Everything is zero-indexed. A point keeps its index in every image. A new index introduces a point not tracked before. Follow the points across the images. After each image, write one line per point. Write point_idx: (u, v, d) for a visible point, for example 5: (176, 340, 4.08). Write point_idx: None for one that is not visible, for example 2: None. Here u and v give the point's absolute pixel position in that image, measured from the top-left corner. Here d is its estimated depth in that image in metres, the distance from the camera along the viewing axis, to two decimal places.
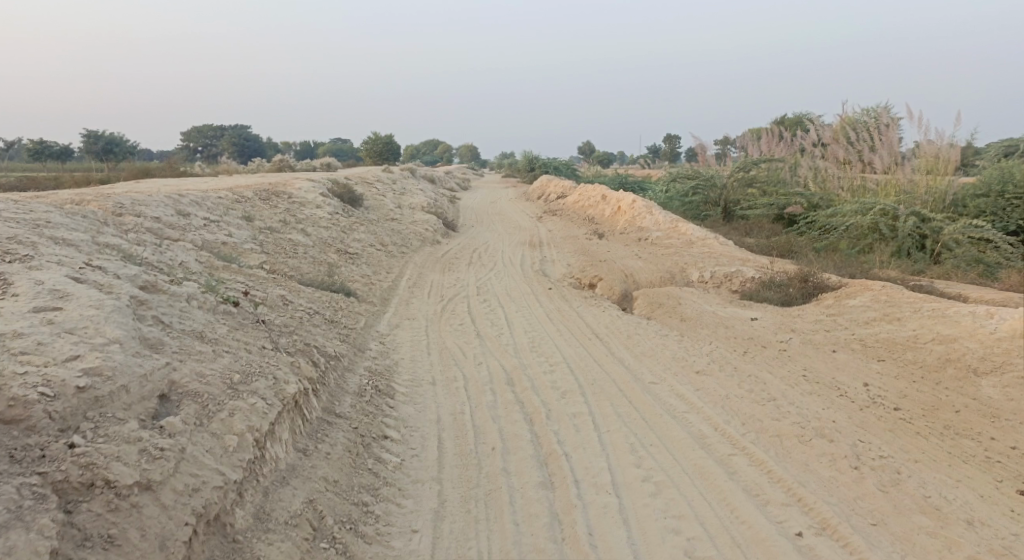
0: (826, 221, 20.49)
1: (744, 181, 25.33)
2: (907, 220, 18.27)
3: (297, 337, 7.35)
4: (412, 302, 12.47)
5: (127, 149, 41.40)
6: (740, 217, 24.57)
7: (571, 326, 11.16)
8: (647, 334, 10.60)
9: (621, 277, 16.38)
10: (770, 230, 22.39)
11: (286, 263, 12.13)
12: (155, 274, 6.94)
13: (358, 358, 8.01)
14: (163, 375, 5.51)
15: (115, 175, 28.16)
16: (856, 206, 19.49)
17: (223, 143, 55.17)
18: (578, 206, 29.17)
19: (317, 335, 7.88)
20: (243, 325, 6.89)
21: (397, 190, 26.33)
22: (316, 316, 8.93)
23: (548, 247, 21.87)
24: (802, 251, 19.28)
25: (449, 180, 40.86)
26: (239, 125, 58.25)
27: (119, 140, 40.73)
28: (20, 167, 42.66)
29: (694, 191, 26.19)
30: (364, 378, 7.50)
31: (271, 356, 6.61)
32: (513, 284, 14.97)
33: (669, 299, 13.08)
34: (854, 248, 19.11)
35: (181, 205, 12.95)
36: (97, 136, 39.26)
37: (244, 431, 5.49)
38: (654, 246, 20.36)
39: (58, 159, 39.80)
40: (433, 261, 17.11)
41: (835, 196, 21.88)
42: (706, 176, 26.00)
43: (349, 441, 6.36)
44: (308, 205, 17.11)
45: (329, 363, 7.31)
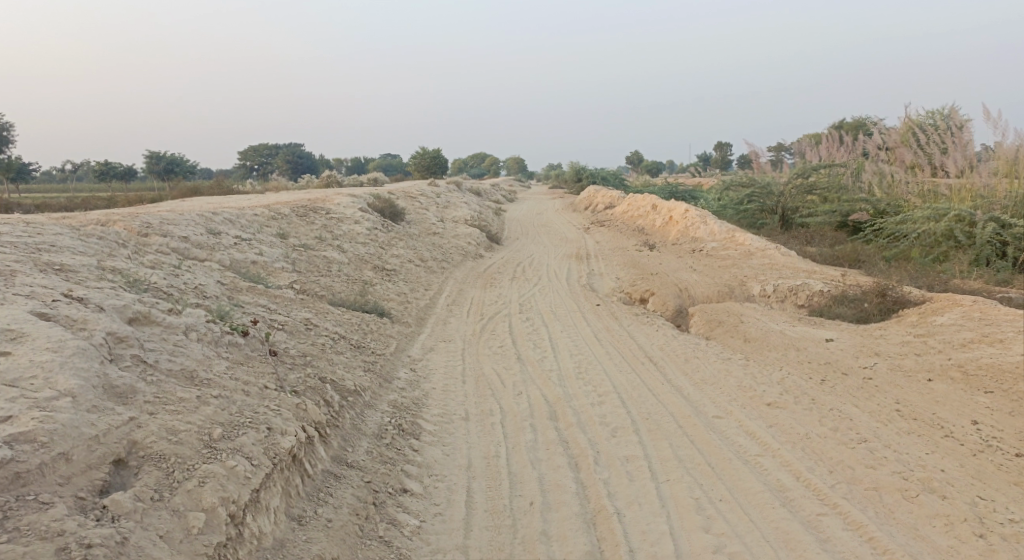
0: (895, 228, 19.04)
1: (803, 188, 23.59)
2: (986, 226, 16.93)
3: (311, 371, 6.58)
4: (453, 323, 11.68)
5: (186, 167, 41.67)
6: (799, 225, 23.17)
7: (622, 348, 10.19)
8: (708, 358, 9.60)
9: (675, 291, 15.35)
10: (833, 238, 21.01)
11: (319, 282, 11.42)
12: (151, 302, 6.27)
13: (383, 391, 7.18)
14: (120, 435, 4.90)
15: (163, 193, 27.97)
16: (928, 212, 18.19)
17: (277, 160, 55.48)
18: (628, 217, 28.07)
19: (337, 365, 7.09)
20: (245, 361, 6.16)
21: (441, 204, 25.61)
22: (341, 341, 8.15)
23: (597, 259, 20.91)
24: (870, 260, 17.97)
25: (497, 193, 40.12)
26: (292, 143, 58.72)
27: (180, 159, 41.11)
28: (79, 186, 43.19)
29: (749, 199, 24.78)
30: (386, 415, 6.68)
31: (273, 399, 5.86)
32: (560, 301, 14.09)
33: (728, 317, 12.04)
34: (927, 256, 17.64)
35: (211, 222, 12.34)
36: (159, 156, 39.76)
37: (215, 505, 4.75)
38: (710, 258, 19.25)
39: (122, 179, 40.27)
40: (475, 278, 16.28)
41: (903, 201, 20.64)
42: (763, 183, 24.35)
43: (357, 501, 5.54)
44: (347, 221, 16.49)
45: (345, 400, 6.51)
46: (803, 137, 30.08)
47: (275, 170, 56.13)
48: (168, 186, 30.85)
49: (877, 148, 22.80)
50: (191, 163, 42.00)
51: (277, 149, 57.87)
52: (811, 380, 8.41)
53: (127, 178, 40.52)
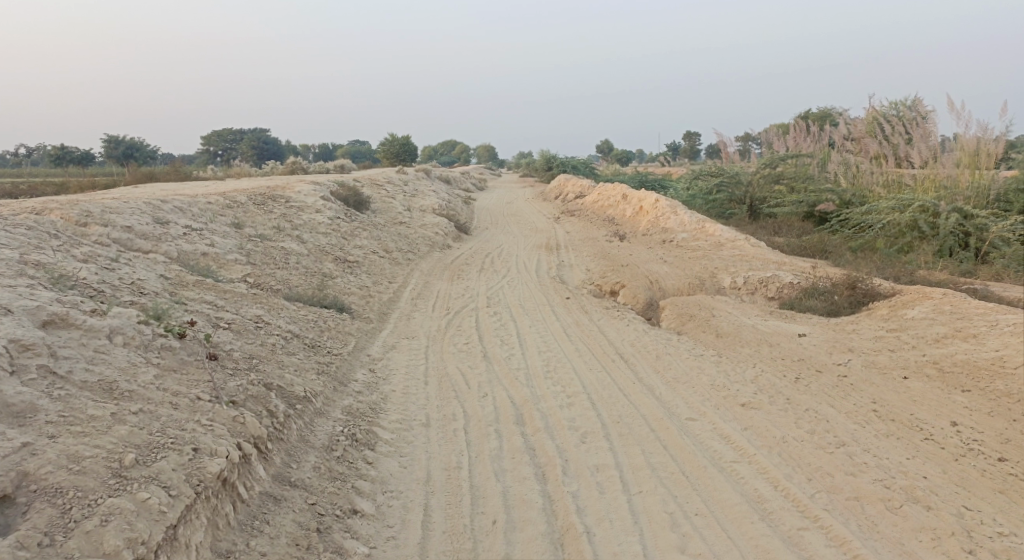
0: (861, 218, 18.89)
1: (771, 177, 23.60)
2: (949, 217, 16.80)
3: (256, 376, 6.12)
4: (415, 317, 11.21)
5: (148, 153, 40.63)
6: (767, 216, 22.98)
7: (591, 345, 9.80)
8: (680, 355, 9.23)
9: (645, 284, 15.04)
10: (801, 229, 20.83)
11: (274, 275, 10.90)
12: (73, 302, 5.83)
13: (338, 396, 6.73)
14: (9, 466, 4.50)
15: (123, 179, 27.16)
16: (893, 202, 17.98)
17: (243, 147, 54.41)
18: (598, 206, 27.74)
19: (287, 368, 6.64)
20: (178, 369, 5.71)
21: (407, 192, 25.07)
22: (294, 340, 7.65)
23: (566, 250, 20.53)
24: (837, 251, 17.79)
25: (466, 181, 39.61)
26: (259, 130, 57.59)
27: (139, 145, 39.93)
28: (38, 172, 41.97)
29: (717, 188, 24.54)
30: (338, 425, 6.24)
31: (207, 412, 5.42)
32: (527, 294, 13.67)
33: (700, 310, 11.71)
34: (891, 247, 17.52)
35: (160, 212, 11.76)
36: (117, 141, 38.58)
37: (119, 548, 4.33)
38: (680, 248, 18.98)
39: (81, 165, 39.01)
40: (441, 269, 15.80)
41: (869, 192, 20.51)
42: (731, 172, 24.39)
43: (298, 528, 5.11)
44: (307, 210, 15.91)
45: (294, 410, 6.07)
46: (772, 126, 29.91)
47: (241, 156, 55.06)
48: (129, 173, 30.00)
49: (844, 137, 22.61)
50: (155, 149, 40.98)
51: (243, 135, 56.68)
52: (785, 376, 7.90)
53: (87, 164, 39.40)
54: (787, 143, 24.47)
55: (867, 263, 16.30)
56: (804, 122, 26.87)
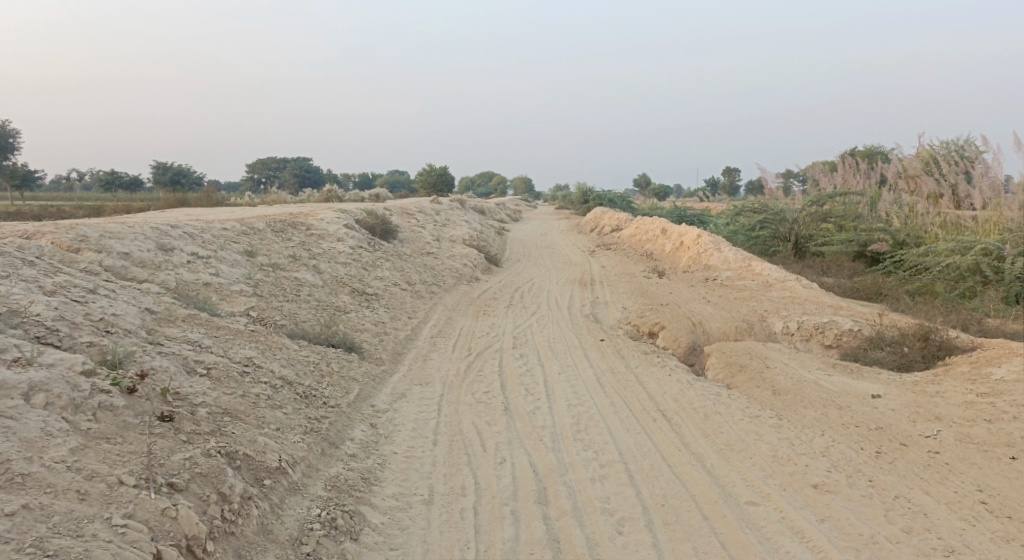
0: (918, 260, 17.39)
1: (818, 216, 22.13)
2: (1015, 261, 15.41)
3: (214, 444, 5.25)
4: (433, 360, 10.09)
5: (194, 178, 40.49)
6: (813, 255, 21.52)
7: (629, 399, 8.58)
8: (735, 417, 7.97)
9: (688, 325, 13.86)
10: (851, 270, 19.39)
11: (282, 309, 9.91)
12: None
13: (323, 464, 5.78)
14: None
15: (154, 203, 26.62)
16: (953, 244, 16.74)
17: (286, 174, 54.30)
18: (635, 241, 26.52)
19: (263, 430, 5.70)
20: (108, 444, 4.87)
21: (439, 221, 24.13)
22: (283, 389, 6.55)
23: (602, 286, 19.37)
24: (892, 292, 16.40)
25: (500, 212, 38.64)
26: (300, 158, 57.57)
27: (188, 171, 40.01)
28: (81, 195, 42.03)
29: (761, 225, 23.01)
30: (314, 508, 5.28)
31: (126, 503, 4.55)
32: (559, 334, 12.53)
33: (751, 360, 10.46)
34: (952, 292, 16.00)
35: (166, 237, 10.77)
36: (167, 167, 38.68)
37: None
38: (725, 288, 17.73)
39: (129, 190, 38.95)
40: (466, 304, 14.73)
41: (925, 232, 19.03)
42: (774, 209, 22.71)
43: None
44: (328, 238, 14.99)
45: (258, 490, 5.16)
46: (817, 162, 28.63)
47: (283, 183, 54.92)
48: (164, 195, 29.58)
49: (900, 176, 21.55)
50: (199, 175, 40.79)
51: (286, 163, 56.56)
52: (867, 450, 6.87)
53: (135, 188, 39.32)
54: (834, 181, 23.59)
55: (929, 308, 14.90)
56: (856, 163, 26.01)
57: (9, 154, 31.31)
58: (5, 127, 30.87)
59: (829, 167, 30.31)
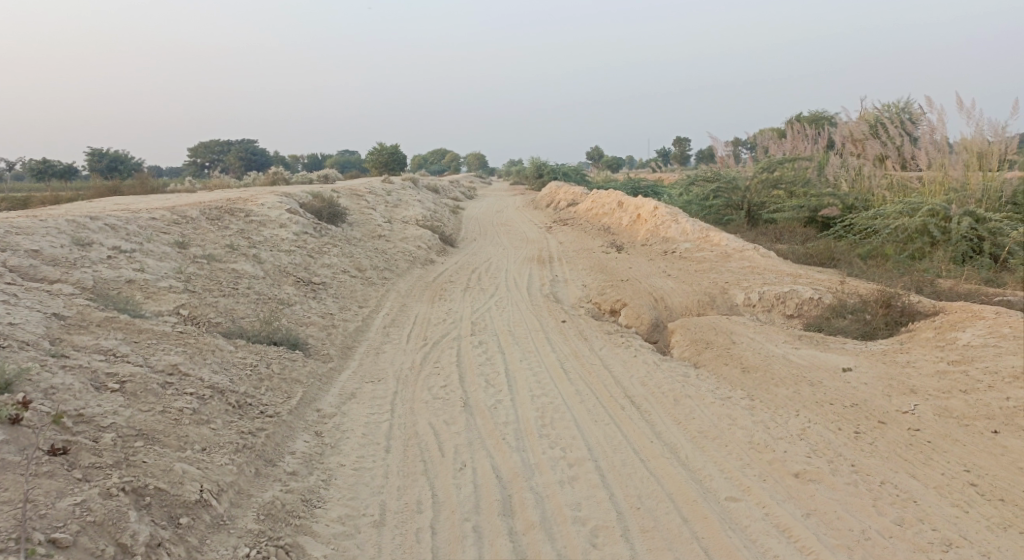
0: (867, 223, 17.14)
1: (768, 182, 21.70)
2: (961, 221, 15.25)
3: (116, 480, 4.69)
4: (385, 353, 9.42)
5: (136, 165, 38.98)
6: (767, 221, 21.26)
7: (595, 386, 8.04)
8: (709, 399, 7.43)
9: (650, 301, 13.39)
10: (804, 236, 19.11)
11: (217, 306, 9.19)
12: None
13: (255, 489, 5.22)
14: None
15: (90, 192, 25.37)
16: (900, 206, 16.36)
17: (232, 158, 52.72)
18: (592, 215, 26.01)
19: (181, 454, 5.13)
20: None
21: (390, 201, 23.35)
22: (213, 400, 5.92)
23: (559, 263, 18.84)
24: (846, 257, 16.20)
25: (453, 189, 37.85)
26: (246, 140, 55.92)
27: (124, 157, 38.38)
28: (16, 186, 40.21)
29: (714, 194, 22.60)
30: (240, 547, 4.74)
31: None
32: (517, 317, 11.97)
33: (716, 335, 9.99)
34: (902, 254, 15.78)
35: (83, 229, 10.21)
36: (103, 153, 37.09)
37: None
38: (685, 260, 17.32)
39: (66, 179, 37.28)
40: (419, 288, 14.07)
41: (873, 195, 18.97)
42: (728, 177, 22.38)
43: None
44: (269, 225, 14.19)
45: (171, 533, 4.62)
46: (768, 128, 28.30)
47: (229, 168, 53.26)
48: (102, 184, 28.28)
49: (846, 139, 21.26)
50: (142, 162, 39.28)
51: (227, 144, 54.61)
52: (853, 435, 6.33)
53: (73, 179, 37.68)
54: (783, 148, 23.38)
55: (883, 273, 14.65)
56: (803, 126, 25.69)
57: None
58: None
59: (779, 133, 30.04)
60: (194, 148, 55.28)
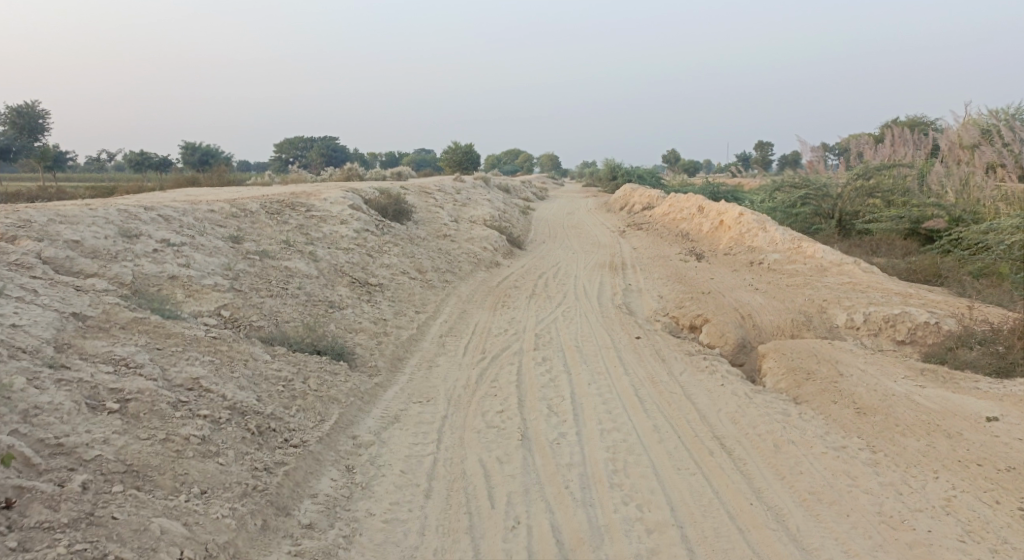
0: (976, 238, 15.40)
1: (864, 191, 20.00)
2: None
3: (63, 551, 4.20)
4: (437, 368, 8.52)
5: (221, 157, 39.04)
6: (861, 232, 19.57)
7: (678, 419, 6.97)
8: (815, 449, 6.30)
9: (735, 318, 12.20)
10: (904, 250, 17.43)
11: (262, 308, 8.38)
12: None
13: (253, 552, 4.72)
14: None
15: (164, 183, 25.17)
16: (1016, 220, 14.64)
17: (312, 153, 52.89)
18: (670, 220, 24.62)
19: (167, 505, 4.67)
20: None
21: (459, 200, 22.46)
22: (230, 424, 5.46)
23: (634, 271, 17.68)
24: (954, 276, 14.65)
25: (525, 189, 36.82)
26: (327, 135, 56.06)
27: (214, 151, 38.58)
28: (103, 175, 40.82)
29: (802, 201, 21.00)
30: None
31: None
32: (589, 331, 10.91)
33: (817, 364, 8.77)
34: (1018, 272, 14.01)
35: (131, 220, 9.60)
36: (192, 147, 37.40)
37: None
38: (773, 273, 15.95)
39: (156, 171, 37.69)
40: (482, 294, 13.13)
41: (983, 207, 17.10)
42: (818, 183, 20.80)
43: None
44: (330, 221, 13.48)
45: None
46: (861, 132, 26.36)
47: (309, 163, 53.39)
48: (179, 175, 28.16)
49: (954, 148, 19.46)
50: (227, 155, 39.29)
51: (311, 141, 54.96)
52: (1016, 513, 5.36)
53: (161, 170, 38.05)
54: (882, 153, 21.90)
55: (998, 296, 13.05)
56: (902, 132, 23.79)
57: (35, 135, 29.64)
58: (33, 109, 28.31)
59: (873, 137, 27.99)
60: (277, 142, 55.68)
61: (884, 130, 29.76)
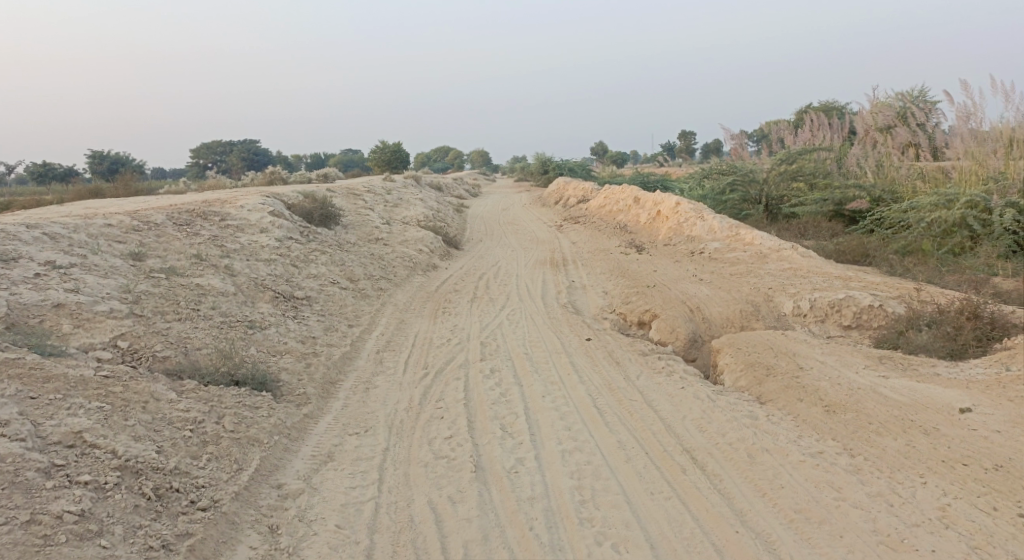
0: (898, 217, 15.32)
1: (789, 175, 19.77)
2: (1004, 213, 13.46)
3: None
4: (377, 390, 7.76)
5: (135, 165, 37.21)
6: (789, 216, 19.35)
7: (642, 432, 6.38)
8: (792, 456, 5.72)
9: (685, 312, 11.74)
10: (830, 232, 17.26)
11: (166, 335, 7.50)
12: None
13: None
14: None
15: (73, 195, 23.62)
16: (933, 198, 14.67)
17: (234, 159, 51.00)
18: (606, 212, 24.20)
19: None
20: None
21: (389, 201, 21.57)
22: (117, 491, 4.79)
23: (575, 266, 17.14)
24: (880, 254, 14.50)
25: (457, 187, 36.04)
26: (249, 140, 54.23)
27: (126, 159, 36.72)
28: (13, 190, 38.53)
29: (729, 188, 20.71)
30: None
31: None
32: (535, 335, 10.28)
33: (772, 357, 8.29)
34: (940, 249, 13.90)
35: (11, 241, 8.62)
36: (102, 156, 35.46)
37: None
38: (716, 262, 15.60)
39: (65, 183, 35.65)
40: (419, 300, 12.35)
41: (902, 188, 17.20)
42: (745, 170, 20.52)
43: None
44: (250, 230, 12.53)
45: None
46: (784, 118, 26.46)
47: (230, 169, 51.48)
48: (92, 185, 26.53)
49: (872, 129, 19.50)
50: (147, 163, 37.45)
51: (233, 147, 53.05)
52: (1017, 521, 4.92)
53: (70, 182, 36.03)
54: (803, 138, 22.00)
55: (928, 273, 12.85)
56: (820, 116, 23.89)
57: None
58: None
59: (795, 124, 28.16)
60: (198, 149, 53.60)
61: (802, 117, 30.02)
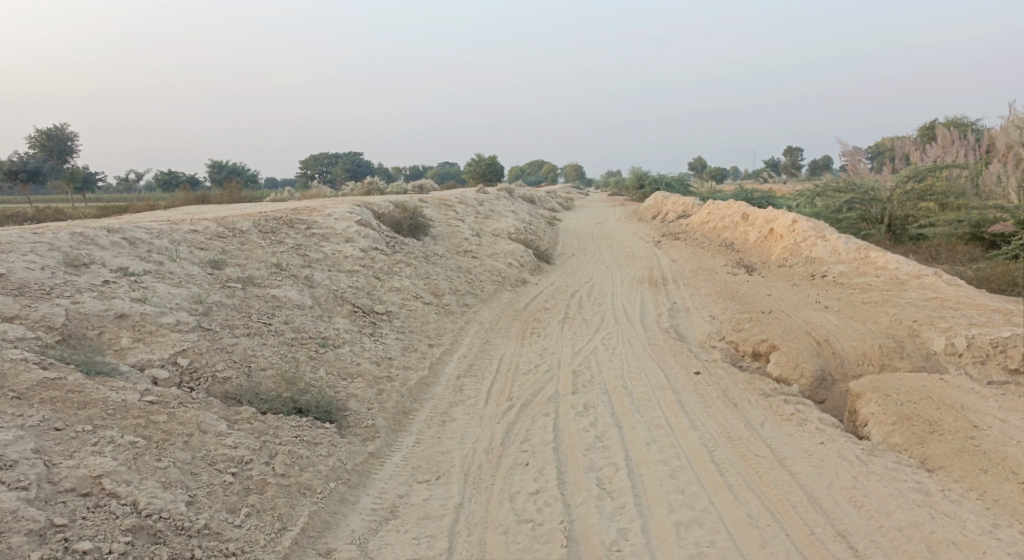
0: None
1: (917, 193, 17.49)
2: None
3: None
4: (453, 423, 6.71)
5: (248, 175, 37.71)
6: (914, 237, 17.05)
7: (767, 498, 5.27)
8: (991, 558, 4.76)
9: (810, 345, 10.32)
10: (967, 255, 15.29)
11: (231, 353, 6.57)
12: None
13: None
14: None
15: (176, 201, 23.75)
16: None
17: (337, 169, 51.48)
18: (710, 229, 22.66)
19: None
20: None
21: (483, 213, 20.66)
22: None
23: (677, 286, 15.78)
24: None
25: (552, 201, 35.03)
26: (353, 152, 54.63)
27: (244, 169, 37.23)
28: (130, 195, 39.82)
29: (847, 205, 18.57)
30: None
31: None
32: (639, 364, 9.06)
33: (936, 409, 7.10)
34: None
35: (83, 243, 7.96)
36: (221, 166, 36.11)
37: None
38: (840, 288, 13.97)
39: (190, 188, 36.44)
40: (507, 318, 11.32)
41: None
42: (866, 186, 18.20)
43: None
44: (333, 239, 11.77)
45: None
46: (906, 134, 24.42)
47: (333, 178, 51.91)
48: (194, 191, 26.75)
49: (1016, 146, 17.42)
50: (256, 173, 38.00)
51: (336, 158, 53.60)
52: None
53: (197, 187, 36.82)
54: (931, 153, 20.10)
55: None
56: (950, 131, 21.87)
57: (68, 158, 28.82)
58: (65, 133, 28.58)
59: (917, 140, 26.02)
60: (301, 159, 54.30)
61: (925, 132, 27.77)
